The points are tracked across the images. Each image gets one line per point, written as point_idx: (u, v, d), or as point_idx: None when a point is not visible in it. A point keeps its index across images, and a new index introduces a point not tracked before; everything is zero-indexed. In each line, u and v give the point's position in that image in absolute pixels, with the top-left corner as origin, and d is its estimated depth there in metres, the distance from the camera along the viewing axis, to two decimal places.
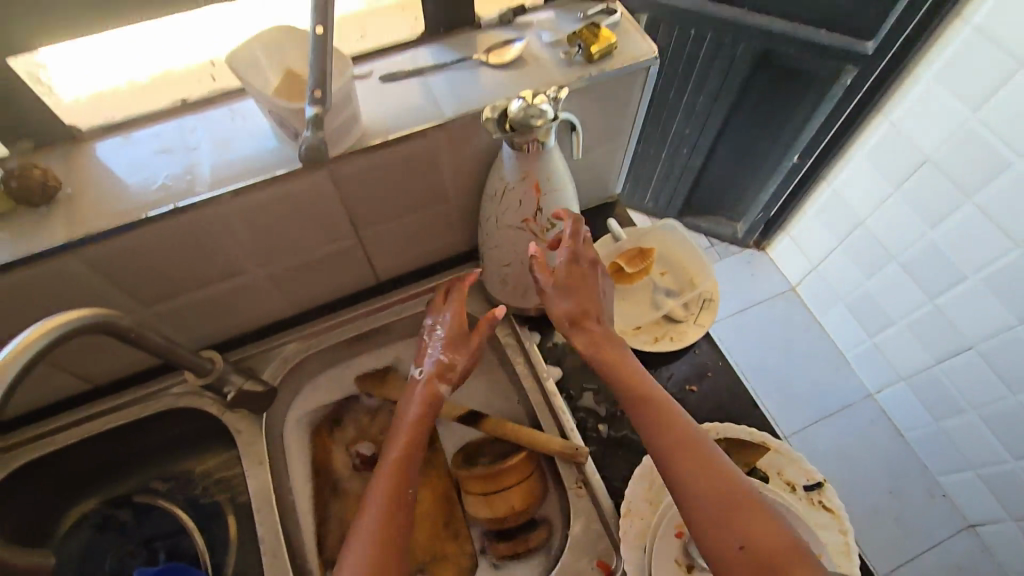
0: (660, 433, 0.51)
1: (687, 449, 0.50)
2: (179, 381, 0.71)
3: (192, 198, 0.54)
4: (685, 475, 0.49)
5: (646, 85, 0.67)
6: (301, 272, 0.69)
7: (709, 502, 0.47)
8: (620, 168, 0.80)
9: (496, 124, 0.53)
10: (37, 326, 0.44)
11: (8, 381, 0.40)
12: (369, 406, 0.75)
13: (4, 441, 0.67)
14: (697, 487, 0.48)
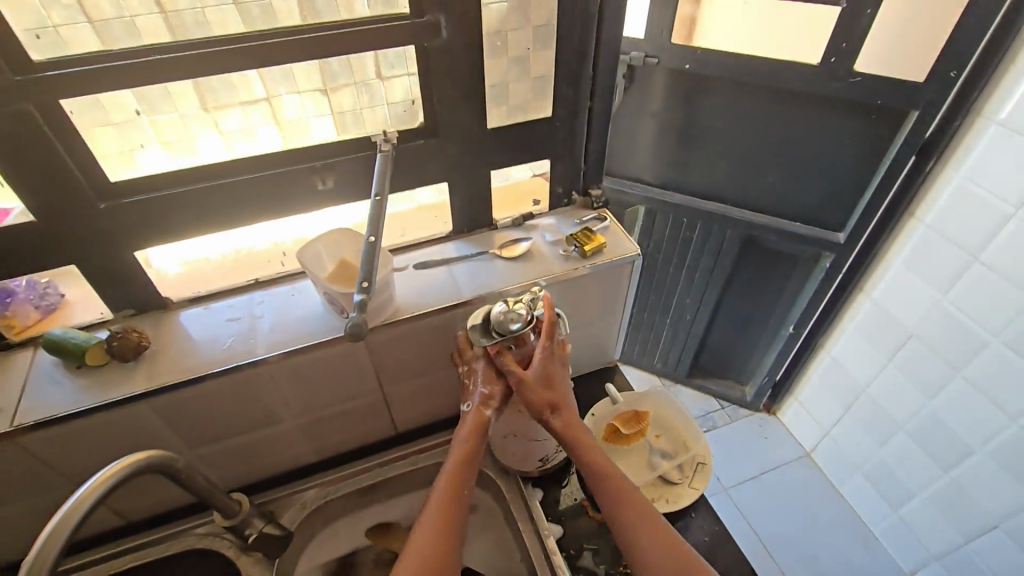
0: (622, 501, 0.61)
1: (644, 516, 0.60)
2: (204, 522, 0.77)
3: (253, 358, 0.65)
4: (642, 540, 0.58)
5: (632, 275, 0.80)
6: (330, 422, 0.77)
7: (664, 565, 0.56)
8: (618, 338, 0.91)
9: (479, 332, 0.67)
10: (116, 464, 0.52)
11: (93, 501, 0.49)
12: (377, 559, 0.78)
13: None
14: (652, 552, 0.57)
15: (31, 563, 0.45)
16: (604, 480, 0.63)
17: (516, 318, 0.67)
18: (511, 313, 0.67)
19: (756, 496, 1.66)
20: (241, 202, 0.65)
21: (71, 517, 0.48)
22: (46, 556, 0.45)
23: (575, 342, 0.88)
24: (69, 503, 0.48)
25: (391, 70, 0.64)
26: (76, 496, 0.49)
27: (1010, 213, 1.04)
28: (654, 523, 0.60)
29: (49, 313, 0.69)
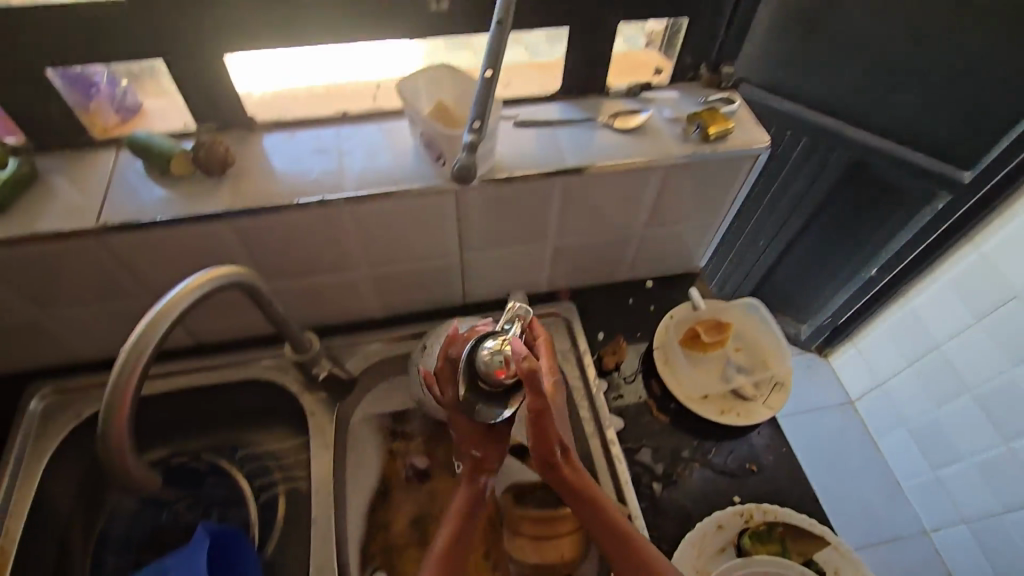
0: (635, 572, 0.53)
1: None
2: (269, 356, 0.77)
3: (340, 194, 0.61)
4: None
5: (752, 171, 0.71)
6: (401, 279, 0.75)
7: None
8: (711, 242, 0.83)
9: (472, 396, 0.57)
10: (203, 272, 0.50)
11: (183, 311, 0.47)
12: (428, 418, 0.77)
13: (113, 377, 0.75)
14: None
15: (127, 356, 0.45)
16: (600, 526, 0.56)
17: (505, 361, 0.54)
18: (498, 355, 0.54)
19: (791, 432, 1.62)
20: (339, 17, 0.58)
21: (162, 320, 0.46)
22: (141, 353, 0.45)
23: (666, 240, 0.81)
24: (159, 303, 0.47)
25: None
26: (165, 299, 0.47)
27: None
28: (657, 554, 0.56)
29: (128, 119, 0.67)
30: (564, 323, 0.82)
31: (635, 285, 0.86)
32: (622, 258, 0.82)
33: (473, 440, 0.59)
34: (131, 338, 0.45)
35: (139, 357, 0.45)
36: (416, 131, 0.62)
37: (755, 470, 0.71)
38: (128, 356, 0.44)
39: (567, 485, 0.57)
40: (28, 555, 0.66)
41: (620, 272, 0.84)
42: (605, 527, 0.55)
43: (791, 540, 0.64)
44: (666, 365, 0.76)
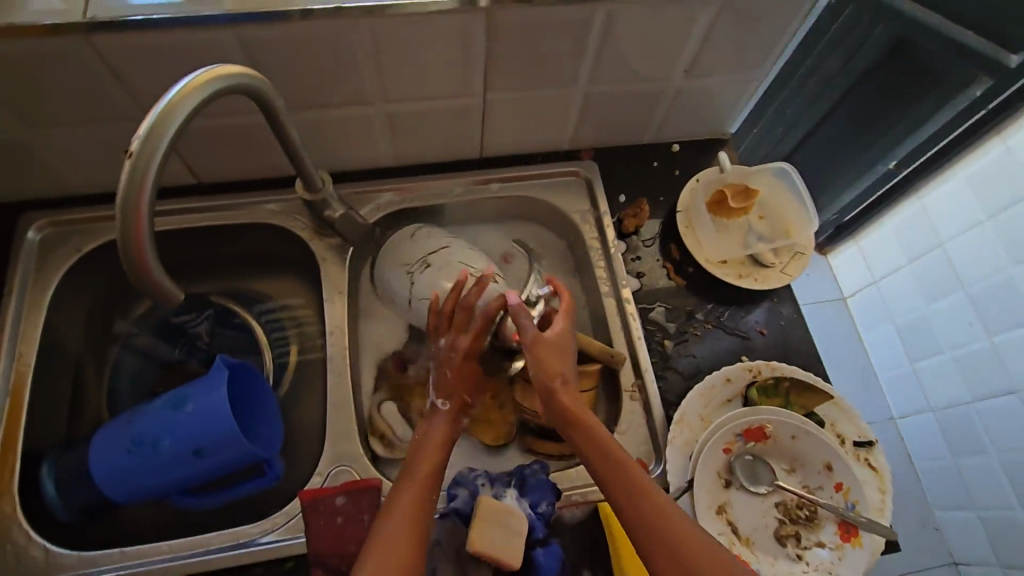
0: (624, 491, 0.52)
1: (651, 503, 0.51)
2: (276, 199, 0.73)
3: (360, 2, 0.54)
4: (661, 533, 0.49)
5: (809, 15, 0.65)
6: (418, 121, 0.69)
7: (678, 551, 0.48)
8: (747, 103, 0.78)
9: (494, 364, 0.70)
10: (210, 69, 0.44)
11: (196, 102, 0.42)
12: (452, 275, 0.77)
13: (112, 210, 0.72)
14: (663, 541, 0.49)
15: (139, 154, 0.40)
16: (605, 452, 0.54)
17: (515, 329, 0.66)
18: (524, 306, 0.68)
19: None
20: None
21: (174, 117, 0.41)
22: (154, 150, 0.41)
23: (700, 99, 0.75)
24: (166, 98, 0.41)
25: None
26: (172, 93, 0.42)
27: None
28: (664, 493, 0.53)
29: None
30: (584, 183, 0.79)
31: (659, 148, 0.82)
32: (651, 117, 0.77)
33: (461, 386, 0.62)
34: (139, 134, 0.41)
35: (151, 156, 0.41)
36: None
37: (763, 333, 0.71)
38: (140, 153, 0.40)
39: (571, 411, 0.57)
40: (43, 378, 0.66)
41: (647, 132, 0.79)
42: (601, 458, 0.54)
43: (793, 394, 0.64)
44: (687, 229, 0.74)
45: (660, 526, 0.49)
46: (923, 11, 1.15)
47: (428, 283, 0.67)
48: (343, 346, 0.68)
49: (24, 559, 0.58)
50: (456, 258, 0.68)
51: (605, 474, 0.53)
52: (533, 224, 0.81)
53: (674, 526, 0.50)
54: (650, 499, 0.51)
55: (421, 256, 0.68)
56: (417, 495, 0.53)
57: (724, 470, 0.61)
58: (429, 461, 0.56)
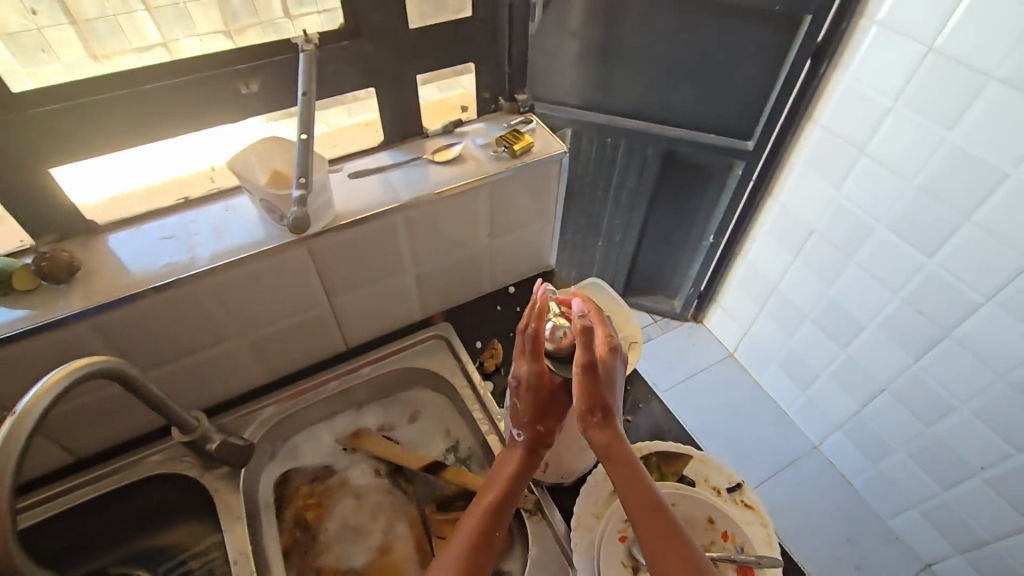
0: (634, 495, 0.58)
1: (654, 514, 0.57)
2: (160, 449, 0.76)
3: (193, 270, 0.65)
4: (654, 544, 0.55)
5: (562, 173, 0.85)
6: (278, 340, 0.78)
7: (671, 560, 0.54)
8: (553, 240, 0.96)
9: None
10: (63, 369, 0.51)
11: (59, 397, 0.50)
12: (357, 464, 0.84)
13: None
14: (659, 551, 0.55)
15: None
16: (640, 488, 0.58)
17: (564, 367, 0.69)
18: None
19: (689, 395, 1.81)
20: (159, 113, 0.63)
21: (26, 421, 0.47)
22: (11, 455, 0.46)
23: (513, 249, 0.92)
24: (20, 405, 0.47)
25: (300, 8, 0.68)
26: (25, 400, 0.48)
27: (889, 104, 1.18)
28: (685, 536, 0.56)
29: None
30: (445, 341, 0.90)
31: (499, 294, 0.96)
32: (480, 273, 0.91)
33: (530, 418, 0.64)
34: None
35: (6, 461, 0.46)
36: (256, 200, 0.68)
37: (629, 420, 0.81)
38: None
39: (605, 448, 0.59)
40: None
41: (484, 285, 0.94)
42: (623, 468, 0.59)
43: (664, 465, 0.73)
44: None
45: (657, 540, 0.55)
46: (676, 129, 1.40)
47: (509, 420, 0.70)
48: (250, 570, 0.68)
49: None
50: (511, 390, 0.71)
51: (636, 508, 0.57)
52: (412, 390, 0.90)
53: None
54: (671, 545, 0.55)
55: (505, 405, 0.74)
56: (483, 528, 0.60)
57: (627, 558, 0.65)
58: (497, 491, 0.62)
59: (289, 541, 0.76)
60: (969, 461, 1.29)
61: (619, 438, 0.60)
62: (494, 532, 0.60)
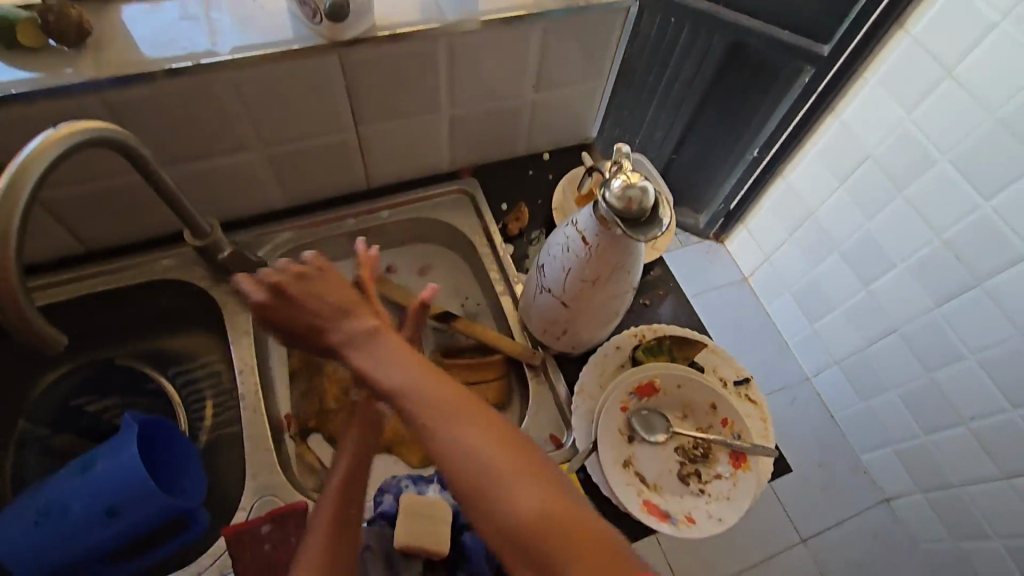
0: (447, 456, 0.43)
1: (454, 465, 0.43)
2: (170, 255, 0.75)
3: (216, 58, 0.59)
4: (488, 507, 0.42)
5: (626, 26, 0.76)
6: (297, 161, 0.74)
7: (512, 524, 0.41)
8: (598, 108, 0.88)
9: (523, 336, 0.75)
10: (63, 126, 0.47)
11: (55, 154, 0.44)
12: None
13: None
14: (498, 511, 0.41)
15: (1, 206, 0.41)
16: (413, 417, 0.45)
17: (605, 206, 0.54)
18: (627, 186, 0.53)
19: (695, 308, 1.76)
20: None
21: (36, 167, 0.43)
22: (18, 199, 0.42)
23: (555, 109, 0.85)
24: (26, 150, 0.43)
25: None
26: (31, 146, 0.43)
27: (996, 19, 1.06)
28: (464, 434, 0.44)
29: None
30: (467, 198, 0.86)
31: (533, 158, 0.90)
32: (517, 130, 0.85)
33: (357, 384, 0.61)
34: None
35: (12, 214, 0.41)
36: None
37: (647, 303, 0.78)
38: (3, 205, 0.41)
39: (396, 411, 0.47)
40: None
41: (517, 145, 0.88)
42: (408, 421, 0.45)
43: (675, 349, 0.71)
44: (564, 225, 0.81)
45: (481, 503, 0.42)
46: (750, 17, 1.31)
47: (548, 273, 0.63)
48: (255, 381, 0.70)
49: None
50: (554, 242, 0.62)
51: (433, 441, 0.44)
52: (430, 243, 0.88)
53: (539, 504, 0.41)
54: (491, 470, 0.42)
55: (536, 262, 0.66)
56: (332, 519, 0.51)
57: (624, 427, 0.66)
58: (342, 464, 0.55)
59: (294, 365, 0.77)
60: (962, 411, 1.31)
61: (388, 377, 0.48)
62: (352, 509, 0.52)
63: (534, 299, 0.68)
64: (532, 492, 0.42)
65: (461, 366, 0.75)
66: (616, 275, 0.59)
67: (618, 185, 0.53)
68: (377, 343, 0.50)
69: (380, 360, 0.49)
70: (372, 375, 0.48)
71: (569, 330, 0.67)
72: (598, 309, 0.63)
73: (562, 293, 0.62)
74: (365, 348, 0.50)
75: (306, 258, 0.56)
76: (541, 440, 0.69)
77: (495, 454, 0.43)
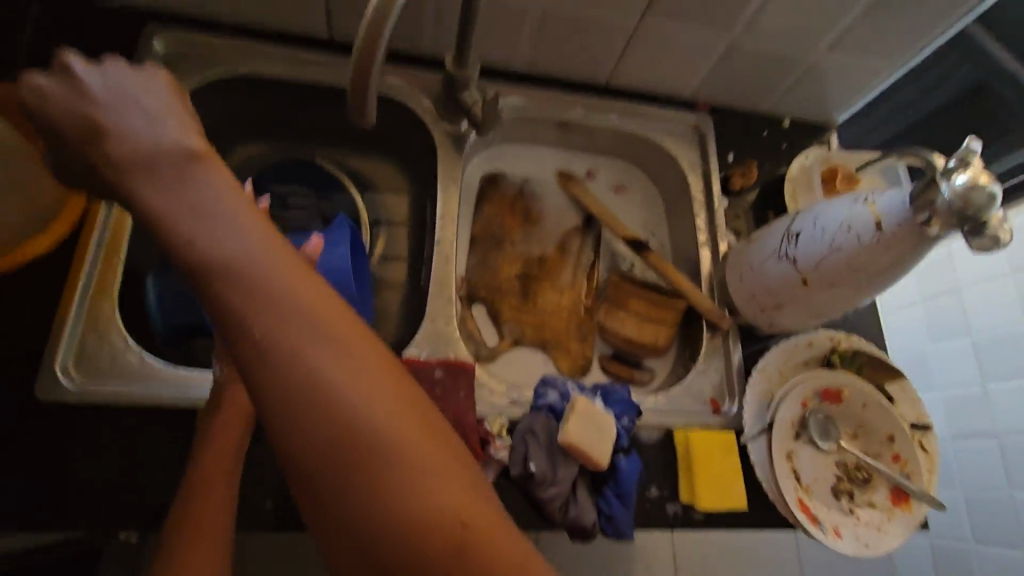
0: (287, 335, 0.25)
1: (284, 325, 0.25)
2: (404, 74, 0.72)
3: None
4: (296, 412, 0.24)
5: (966, 14, 0.68)
6: (567, 27, 0.69)
7: (313, 428, 0.24)
8: (864, 93, 0.81)
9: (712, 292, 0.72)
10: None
11: None
12: (557, 200, 0.80)
13: (229, 43, 0.68)
14: (332, 412, 0.24)
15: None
16: (233, 300, 0.25)
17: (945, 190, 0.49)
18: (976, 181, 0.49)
19: None
20: None
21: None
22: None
23: (826, 77, 0.77)
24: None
25: None
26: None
27: None
28: (358, 389, 0.24)
29: None
30: (697, 134, 0.80)
31: (771, 120, 0.84)
32: (777, 85, 0.78)
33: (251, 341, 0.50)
34: None
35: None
36: None
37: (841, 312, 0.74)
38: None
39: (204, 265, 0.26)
40: None
41: (765, 101, 0.81)
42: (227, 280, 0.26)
43: (868, 368, 0.67)
44: (791, 202, 0.74)
45: (303, 404, 0.24)
46: None
47: (802, 244, 0.59)
48: (450, 232, 0.69)
49: (121, 361, 0.55)
50: (829, 214, 0.57)
51: (261, 368, 0.24)
52: (635, 163, 0.84)
53: (408, 466, 0.24)
54: (351, 429, 0.24)
55: (786, 227, 0.61)
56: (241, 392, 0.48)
57: (797, 420, 0.64)
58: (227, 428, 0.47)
59: (476, 231, 0.76)
60: None
61: (197, 243, 0.26)
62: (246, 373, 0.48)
63: (760, 264, 0.64)
64: (433, 491, 0.24)
65: (642, 297, 0.72)
66: (885, 274, 0.55)
67: (965, 181, 0.49)
68: (201, 174, 0.29)
69: (217, 222, 0.27)
70: (200, 246, 0.26)
71: (783, 309, 0.63)
72: (830, 300, 0.59)
73: (810, 270, 0.58)
74: (175, 181, 0.28)
75: (135, 70, 0.32)
76: (699, 400, 0.67)
77: (382, 399, 0.25)
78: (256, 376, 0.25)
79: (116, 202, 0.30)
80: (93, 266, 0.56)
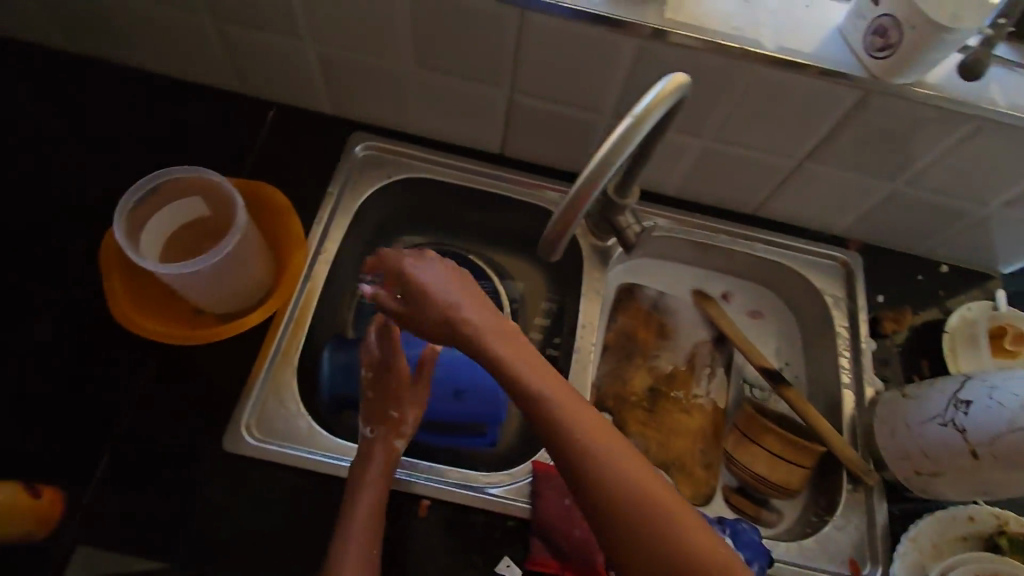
0: (615, 450, 0.44)
1: (611, 446, 0.44)
2: (561, 190, 0.78)
3: (764, 51, 0.59)
4: (638, 495, 0.42)
5: None
6: (725, 162, 0.72)
7: (652, 509, 0.42)
8: None
9: (850, 439, 0.70)
10: (667, 78, 0.44)
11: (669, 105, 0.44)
12: (690, 319, 0.82)
13: (415, 151, 0.78)
14: (656, 493, 0.43)
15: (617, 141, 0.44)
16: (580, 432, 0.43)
17: None
18: None
19: None
20: None
21: (637, 130, 0.43)
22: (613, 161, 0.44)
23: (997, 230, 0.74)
24: (637, 107, 0.43)
25: None
26: (642, 104, 0.43)
27: None
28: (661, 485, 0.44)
29: None
30: (845, 271, 0.79)
31: (927, 263, 0.81)
32: (939, 232, 0.76)
33: (394, 398, 0.61)
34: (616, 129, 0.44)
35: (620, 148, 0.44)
36: (874, 15, 0.57)
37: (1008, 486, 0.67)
38: (602, 160, 0.44)
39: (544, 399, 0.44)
40: (332, 284, 0.72)
41: (922, 245, 0.79)
42: (568, 414, 0.44)
43: None
44: (950, 351, 0.72)
45: (637, 488, 0.43)
46: None
47: (976, 416, 0.56)
48: (590, 341, 0.72)
49: (292, 424, 0.61)
50: (1011, 391, 0.54)
51: (608, 473, 0.43)
52: (775, 291, 0.83)
53: (704, 534, 0.43)
54: (671, 513, 0.42)
55: (955, 394, 0.58)
56: (389, 437, 0.59)
57: None
58: (375, 473, 0.57)
59: (610, 339, 0.78)
60: None
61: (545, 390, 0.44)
62: (394, 419, 0.61)
63: (920, 425, 0.61)
64: (721, 552, 0.42)
65: (777, 435, 0.69)
66: None
67: None
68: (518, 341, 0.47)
69: (545, 376, 0.45)
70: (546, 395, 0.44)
71: (942, 477, 0.60)
72: (1001, 479, 0.56)
73: (984, 446, 0.55)
74: (507, 340, 0.46)
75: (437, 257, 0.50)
76: (837, 561, 0.63)
77: (673, 496, 0.43)
78: (607, 480, 0.43)
79: (472, 349, 0.46)
80: (282, 339, 0.64)
